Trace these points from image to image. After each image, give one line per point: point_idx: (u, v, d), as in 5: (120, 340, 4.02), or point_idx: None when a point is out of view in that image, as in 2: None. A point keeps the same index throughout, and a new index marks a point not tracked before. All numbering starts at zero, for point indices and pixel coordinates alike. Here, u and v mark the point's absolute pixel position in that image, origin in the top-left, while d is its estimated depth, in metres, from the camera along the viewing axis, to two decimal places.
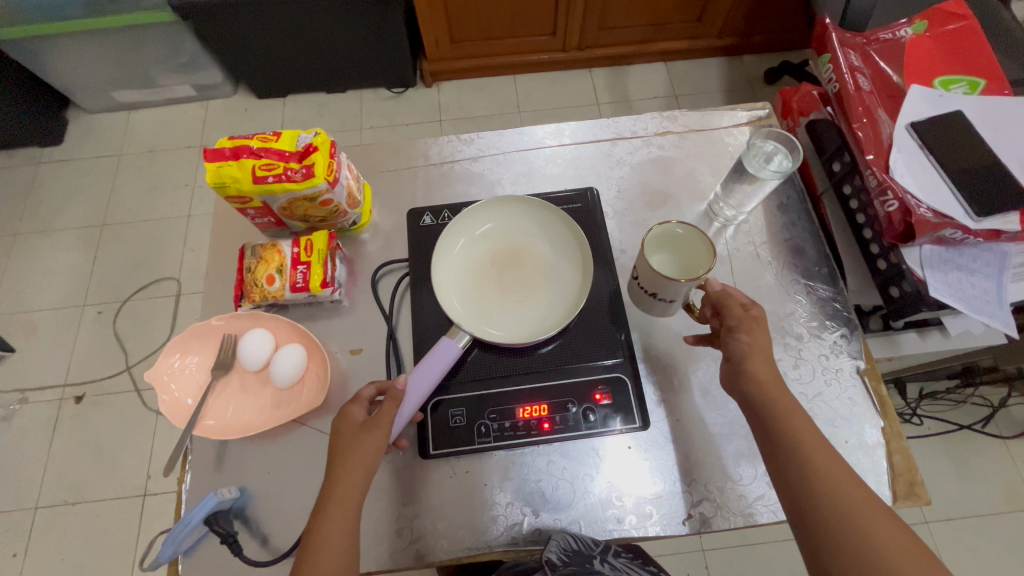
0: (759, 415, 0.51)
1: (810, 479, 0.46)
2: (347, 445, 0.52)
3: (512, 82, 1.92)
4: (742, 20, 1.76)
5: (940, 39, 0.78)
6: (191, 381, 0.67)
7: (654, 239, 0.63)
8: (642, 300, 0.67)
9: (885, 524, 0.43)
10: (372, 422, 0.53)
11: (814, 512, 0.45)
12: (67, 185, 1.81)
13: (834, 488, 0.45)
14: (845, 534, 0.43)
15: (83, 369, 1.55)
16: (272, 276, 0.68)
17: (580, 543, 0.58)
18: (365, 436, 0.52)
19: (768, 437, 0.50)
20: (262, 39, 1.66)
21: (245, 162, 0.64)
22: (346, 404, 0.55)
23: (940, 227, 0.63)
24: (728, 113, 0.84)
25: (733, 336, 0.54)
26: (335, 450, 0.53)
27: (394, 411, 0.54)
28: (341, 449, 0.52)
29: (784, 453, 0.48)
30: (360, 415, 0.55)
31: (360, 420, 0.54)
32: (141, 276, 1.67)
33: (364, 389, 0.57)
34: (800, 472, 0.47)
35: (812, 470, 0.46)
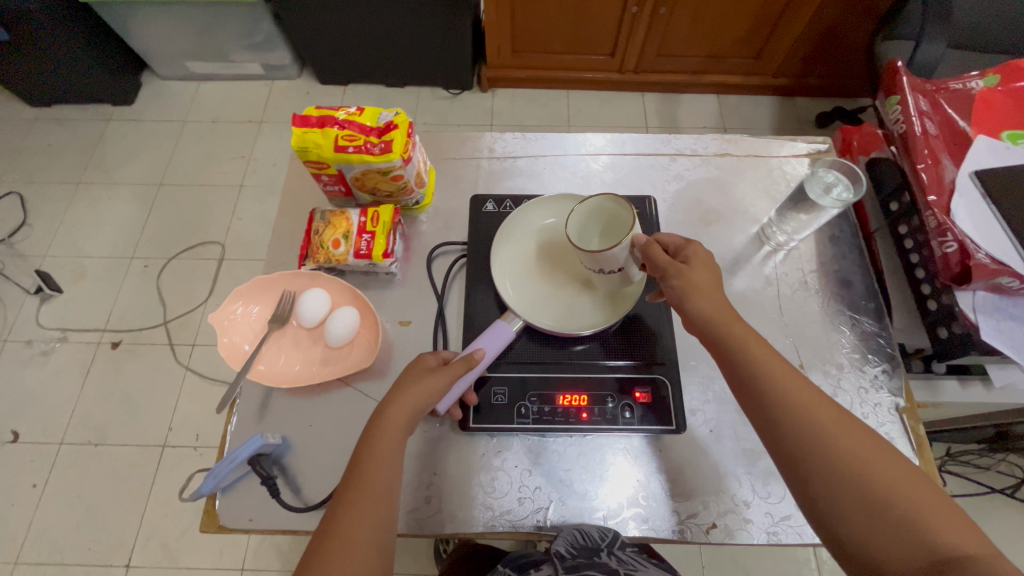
0: (750, 386, 0.50)
1: (813, 438, 0.46)
2: (416, 384, 0.55)
3: (565, 96, 1.97)
4: (800, 62, 1.78)
5: (1012, 93, 0.78)
6: (249, 329, 0.70)
7: (569, 223, 0.64)
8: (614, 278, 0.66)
9: (900, 479, 0.43)
10: (443, 370, 0.56)
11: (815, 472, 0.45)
12: (132, 143, 1.91)
13: (838, 443, 0.45)
14: (857, 491, 0.43)
15: (123, 317, 1.61)
16: (338, 240, 0.72)
17: (587, 537, 0.59)
18: (436, 379, 0.55)
19: (764, 403, 0.49)
20: (334, 28, 1.74)
21: (330, 131, 0.68)
22: (421, 353, 0.58)
23: (998, 273, 0.63)
24: (788, 143, 0.86)
25: (669, 285, 0.56)
26: (407, 381, 0.55)
27: (463, 369, 0.57)
28: (411, 381, 0.55)
29: (782, 415, 0.48)
30: (431, 362, 0.58)
31: (431, 366, 0.57)
32: (189, 236, 1.74)
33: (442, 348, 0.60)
34: (800, 434, 0.46)
35: (812, 429, 0.46)
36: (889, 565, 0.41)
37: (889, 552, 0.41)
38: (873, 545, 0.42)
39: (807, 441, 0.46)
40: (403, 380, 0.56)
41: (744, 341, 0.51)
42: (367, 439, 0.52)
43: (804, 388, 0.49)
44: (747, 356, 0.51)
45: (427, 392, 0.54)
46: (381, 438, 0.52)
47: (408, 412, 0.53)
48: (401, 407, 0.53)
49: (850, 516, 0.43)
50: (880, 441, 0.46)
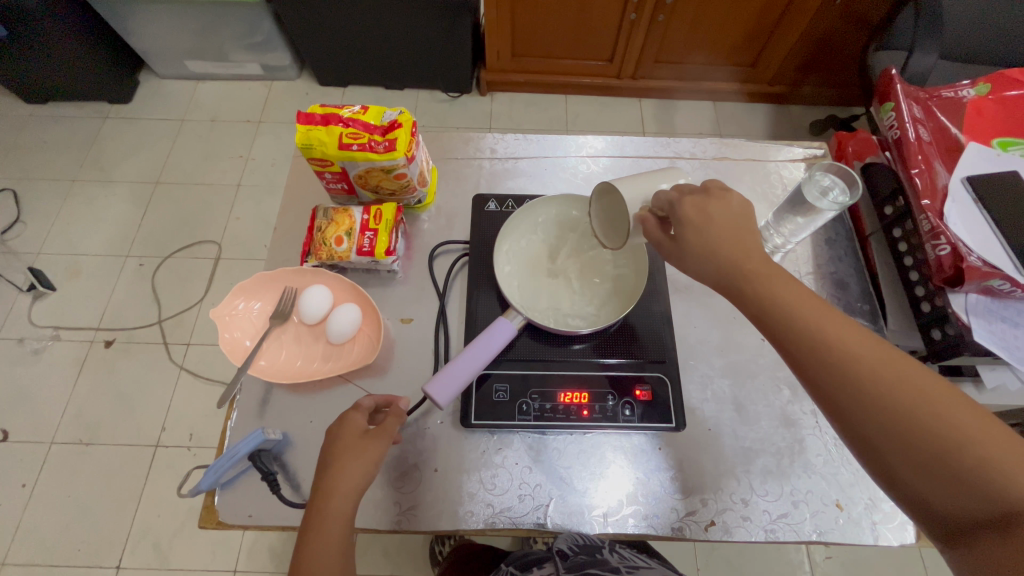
0: (792, 340, 0.46)
1: (862, 387, 0.42)
2: (347, 458, 0.54)
3: (563, 101, 1.98)
4: (795, 70, 1.81)
5: (1002, 102, 0.80)
6: (250, 325, 0.70)
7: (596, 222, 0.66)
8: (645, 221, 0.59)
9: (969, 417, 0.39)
10: (374, 433, 0.56)
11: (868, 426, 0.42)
12: (129, 141, 1.90)
13: (892, 389, 0.42)
14: (916, 441, 0.40)
15: (117, 316, 1.60)
16: (340, 238, 0.72)
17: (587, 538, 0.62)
18: (371, 447, 0.55)
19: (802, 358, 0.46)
20: (335, 30, 1.75)
21: (334, 128, 0.69)
22: (347, 411, 0.58)
23: (989, 275, 0.64)
24: (784, 148, 0.87)
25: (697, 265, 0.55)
26: (338, 455, 0.55)
27: (395, 424, 0.58)
28: (342, 457, 0.54)
29: (824, 365, 0.45)
30: (360, 422, 0.58)
31: (362, 429, 0.57)
32: (185, 235, 1.73)
33: (364, 400, 0.60)
34: (847, 383, 0.43)
35: (862, 379, 0.43)
36: (958, 515, 0.38)
37: (957, 500, 0.38)
38: (939, 494, 0.39)
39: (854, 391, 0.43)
40: (332, 455, 0.55)
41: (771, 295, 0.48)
42: (304, 537, 0.50)
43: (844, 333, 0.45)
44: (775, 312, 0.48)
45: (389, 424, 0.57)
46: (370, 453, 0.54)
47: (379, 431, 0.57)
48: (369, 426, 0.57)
49: (914, 465, 0.40)
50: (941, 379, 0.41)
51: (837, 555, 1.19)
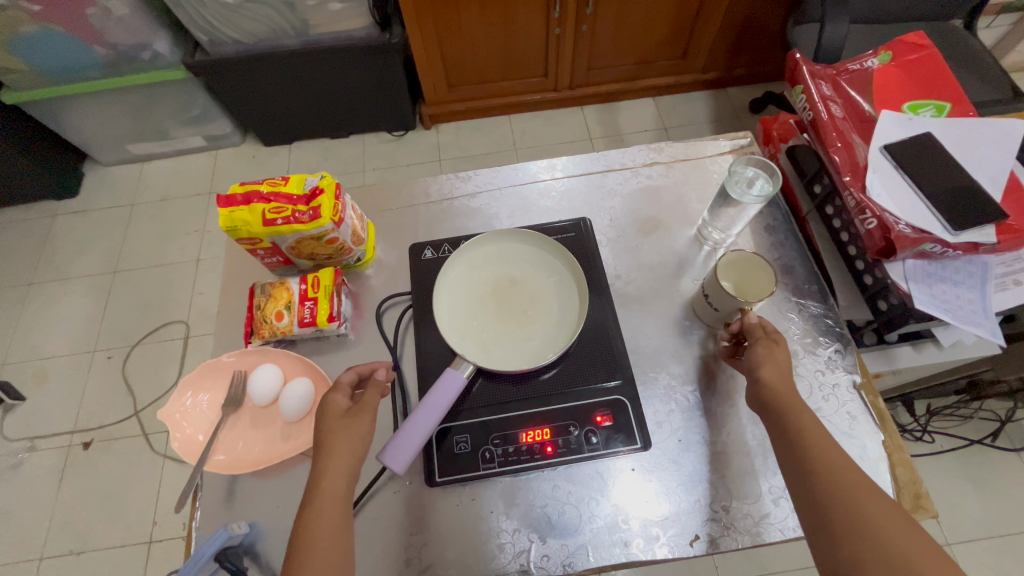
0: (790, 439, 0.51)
1: (837, 490, 0.45)
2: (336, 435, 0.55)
3: (507, 121, 2.00)
4: (725, 54, 1.85)
5: (906, 67, 0.82)
6: (202, 418, 0.68)
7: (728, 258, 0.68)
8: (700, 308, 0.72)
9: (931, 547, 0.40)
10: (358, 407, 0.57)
11: (837, 529, 0.44)
12: (82, 234, 1.88)
13: (864, 501, 0.44)
14: (870, 540, 0.42)
15: (92, 415, 1.56)
16: (280, 312, 0.71)
17: None
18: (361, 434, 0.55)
19: (797, 458, 0.49)
20: (269, 91, 1.75)
21: (256, 206, 0.69)
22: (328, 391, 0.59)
23: (920, 241, 0.65)
24: (711, 143, 0.88)
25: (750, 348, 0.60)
26: (327, 434, 0.55)
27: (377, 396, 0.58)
28: (330, 436, 0.55)
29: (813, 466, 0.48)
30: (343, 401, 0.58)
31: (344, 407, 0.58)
32: (150, 320, 1.70)
33: (344, 376, 0.61)
34: (824, 484, 0.46)
35: (840, 484, 0.46)
36: None
37: None
38: None
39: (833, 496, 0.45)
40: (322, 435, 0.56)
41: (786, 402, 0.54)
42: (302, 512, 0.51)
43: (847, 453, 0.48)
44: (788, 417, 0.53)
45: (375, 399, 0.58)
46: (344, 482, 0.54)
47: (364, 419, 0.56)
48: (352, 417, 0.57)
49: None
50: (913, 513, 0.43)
51: None
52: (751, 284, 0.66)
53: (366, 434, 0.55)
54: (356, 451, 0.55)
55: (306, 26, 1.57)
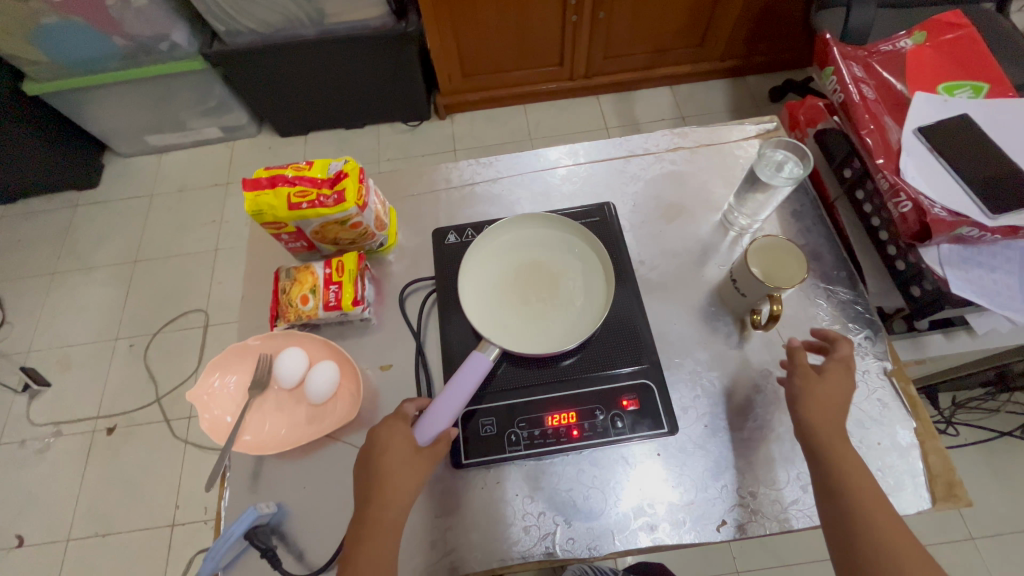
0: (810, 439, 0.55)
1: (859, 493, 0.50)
2: (399, 474, 0.55)
3: (522, 111, 1.99)
4: (744, 41, 1.81)
5: (940, 47, 0.80)
6: (229, 400, 0.69)
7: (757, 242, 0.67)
8: (729, 299, 0.71)
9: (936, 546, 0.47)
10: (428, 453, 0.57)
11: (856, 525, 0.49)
12: (103, 225, 1.91)
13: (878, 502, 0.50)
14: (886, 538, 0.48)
15: (115, 401, 1.59)
16: (306, 296, 0.71)
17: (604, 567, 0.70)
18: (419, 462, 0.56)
19: (825, 479, 0.53)
20: (286, 82, 1.76)
21: (281, 190, 0.69)
22: (395, 423, 0.58)
23: (957, 225, 0.63)
24: (736, 127, 0.86)
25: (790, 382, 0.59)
26: (388, 470, 0.55)
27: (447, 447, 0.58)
28: (393, 474, 0.55)
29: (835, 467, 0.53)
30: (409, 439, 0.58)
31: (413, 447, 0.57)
32: (170, 309, 1.73)
33: (408, 407, 0.60)
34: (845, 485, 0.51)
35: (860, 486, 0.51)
36: None
37: None
38: None
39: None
40: (386, 468, 0.55)
41: (840, 466, 0.52)
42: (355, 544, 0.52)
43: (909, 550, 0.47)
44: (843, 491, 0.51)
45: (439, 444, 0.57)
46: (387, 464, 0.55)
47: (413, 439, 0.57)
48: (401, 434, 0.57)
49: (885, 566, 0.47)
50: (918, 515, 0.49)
51: None
52: (779, 269, 0.64)
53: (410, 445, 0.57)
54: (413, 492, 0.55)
55: (323, 15, 1.57)
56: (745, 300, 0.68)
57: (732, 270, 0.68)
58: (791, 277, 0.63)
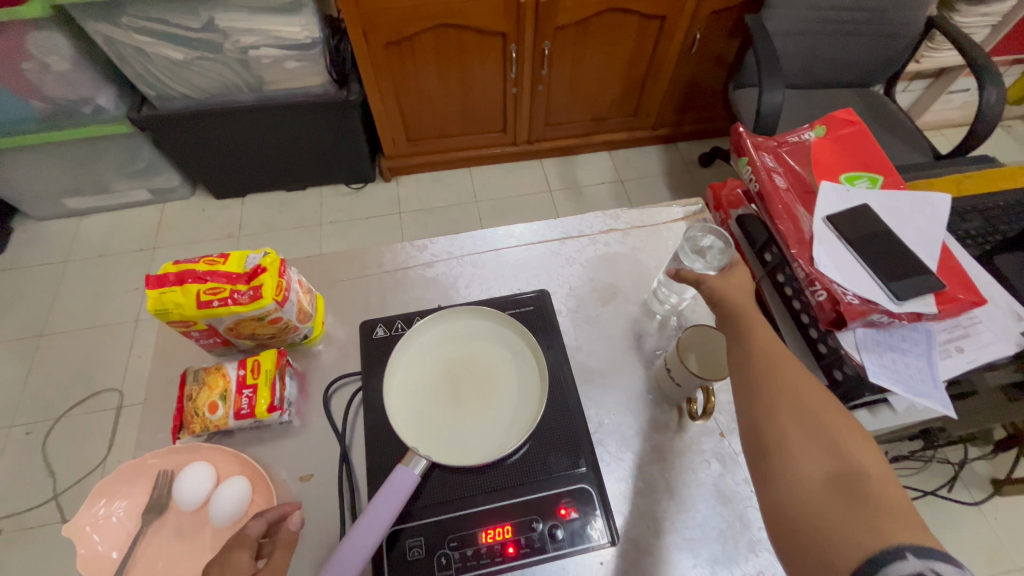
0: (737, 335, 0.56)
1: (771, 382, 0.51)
2: None
3: (468, 174, 2.02)
4: (673, 112, 1.95)
5: (840, 140, 0.87)
6: (117, 530, 0.60)
7: (692, 332, 0.69)
8: (663, 387, 0.70)
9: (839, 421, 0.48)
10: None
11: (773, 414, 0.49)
12: (5, 296, 1.72)
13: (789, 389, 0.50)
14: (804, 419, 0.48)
15: (2, 501, 1.38)
16: (214, 404, 0.65)
17: None
18: None
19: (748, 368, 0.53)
20: (220, 144, 1.70)
21: (190, 287, 0.64)
22: (228, 551, 0.51)
23: (868, 311, 0.66)
24: (664, 209, 0.90)
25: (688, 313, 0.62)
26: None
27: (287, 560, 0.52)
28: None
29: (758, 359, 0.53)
30: (247, 562, 0.51)
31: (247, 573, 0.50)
32: (78, 389, 1.55)
33: (251, 527, 0.53)
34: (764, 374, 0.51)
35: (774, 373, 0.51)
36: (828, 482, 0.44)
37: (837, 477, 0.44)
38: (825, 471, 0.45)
39: (796, 442, 0.47)
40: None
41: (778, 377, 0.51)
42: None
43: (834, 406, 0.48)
44: (777, 361, 0.52)
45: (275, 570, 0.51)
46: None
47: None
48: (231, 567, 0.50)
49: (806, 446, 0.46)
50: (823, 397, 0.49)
51: None
52: (710, 362, 0.67)
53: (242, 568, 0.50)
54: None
55: (261, 83, 1.55)
56: (680, 388, 0.67)
57: (667, 358, 0.68)
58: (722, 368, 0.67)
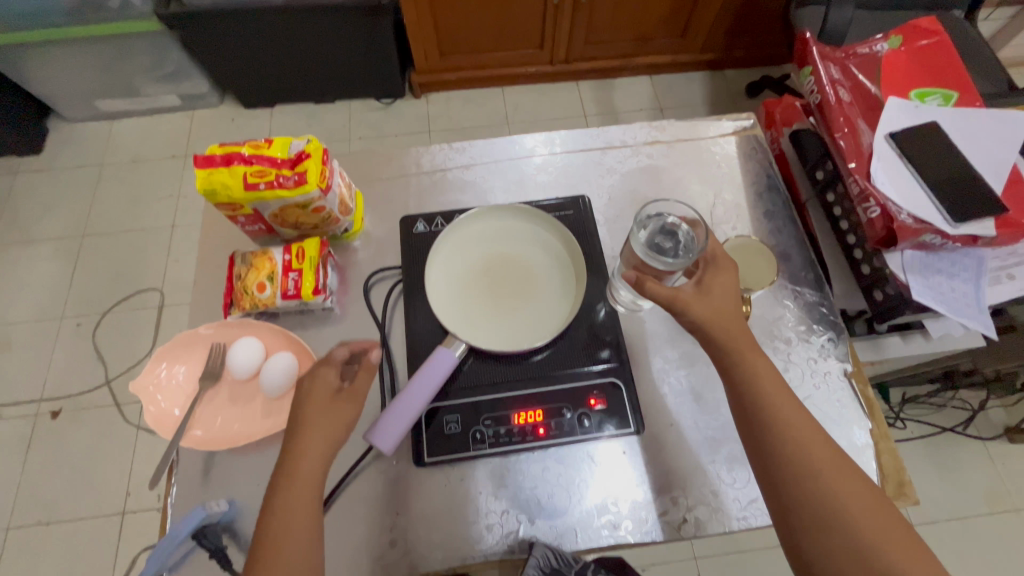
0: (753, 418, 0.51)
1: (804, 482, 0.48)
2: (316, 421, 0.52)
3: (500, 94, 1.94)
4: (724, 35, 1.81)
5: (915, 53, 0.81)
6: (177, 392, 0.65)
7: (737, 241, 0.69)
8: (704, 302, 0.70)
9: (879, 522, 0.46)
10: (348, 394, 0.54)
11: (810, 524, 0.47)
12: (46, 195, 1.77)
13: (829, 490, 0.47)
14: (843, 525, 0.46)
15: (60, 384, 1.50)
16: (262, 284, 0.67)
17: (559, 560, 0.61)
18: (343, 408, 0.53)
19: (769, 463, 0.50)
20: (249, 49, 1.65)
21: (236, 169, 0.64)
22: (318, 366, 0.55)
23: (922, 232, 0.64)
24: (714, 123, 0.85)
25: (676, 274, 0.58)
26: (307, 419, 0.52)
27: (368, 382, 0.55)
28: (306, 428, 0.52)
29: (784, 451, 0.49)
30: (332, 380, 0.55)
31: (334, 388, 0.54)
32: (122, 287, 1.63)
33: (337, 350, 0.57)
34: (796, 474, 0.48)
35: (806, 470, 0.48)
36: None
37: None
38: None
39: (837, 557, 0.45)
40: (302, 416, 0.52)
41: (809, 471, 0.48)
42: (274, 498, 0.49)
43: (871, 507, 0.46)
44: (804, 458, 0.49)
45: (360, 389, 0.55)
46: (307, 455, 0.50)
47: (327, 392, 0.54)
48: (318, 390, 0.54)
49: (845, 559, 0.45)
50: (861, 494, 0.47)
51: None
52: (753, 269, 0.67)
53: (332, 382, 0.55)
54: (337, 437, 0.52)
55: None
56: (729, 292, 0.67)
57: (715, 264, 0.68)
58: (767, 276, 0.66)
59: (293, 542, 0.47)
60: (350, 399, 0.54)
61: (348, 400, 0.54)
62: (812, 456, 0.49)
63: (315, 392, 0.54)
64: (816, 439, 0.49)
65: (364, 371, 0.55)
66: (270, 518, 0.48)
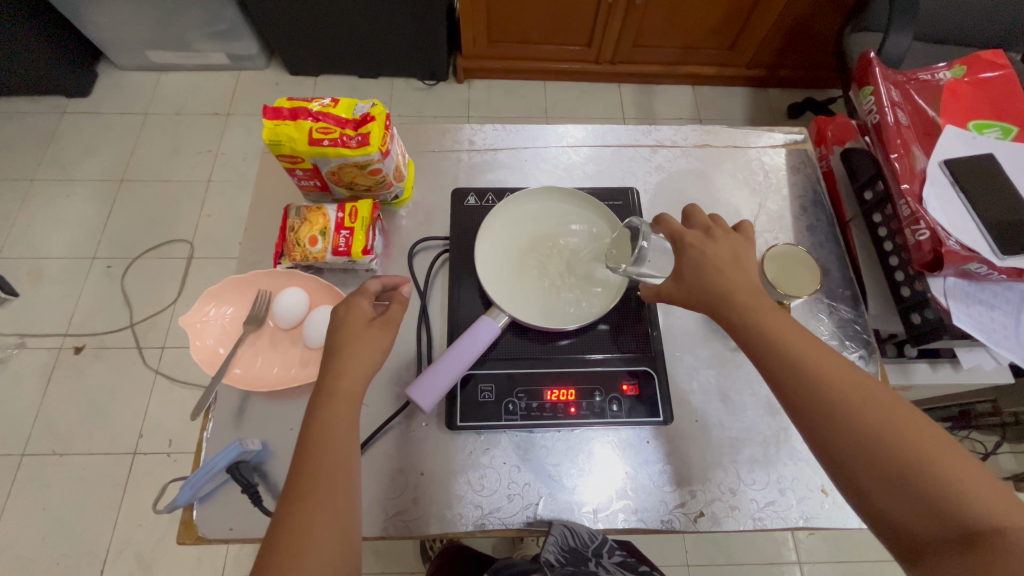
0: (766, 352, 0.51)
1: (828, 407, 0.46)
2: (354, 342, 0.55)
3: (541, 88, 1.95)
4: (773, 53, 1.81)
5: (977, 84, 0.81)
6: (223, 332, 0.68)
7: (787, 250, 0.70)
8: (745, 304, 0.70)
9: (916, 432, 0.44)
10: (381, 321, 0.57)
11: (845, 452, 0.45)
12: (90, 137, 1.81)
13: (855, 411, 0.46)
14: (877, 445, 0.44)
15: (85, 321, 1.53)
16: (314, 238, 0.69)
17: (576, 540, 0.59)
18: (377, 335, 0.56)
19: (789, 395, 0.49)
20: (303, 15, 1.68)
21: (303, 123, 0.65)
22: (353, 295, 0.58)
23: (968, 259, 0.65)
24: (766, 134, 0.86)
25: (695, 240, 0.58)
26: (345, 340, 0.55)
27: (401, 313, 0.58)
28: (351, 344, 0.54)
29: (805, 377, 0.48)
30: (366, 309, 0.58)
31: (368, 317, 0.57)
32: (154, 234, 1.67)
33: (370, 284, 0.60)
34: (819, 401, 0.47)
35: (826, 394, 0.47)
36: (924, 523, 0.42)
37: (927, 513, 0.41)
38: (911, 506, 0.42)
39: (876, 483, 0.44)
40: (340, 338, 0.55)
41: (831, 393, 0.47)
42: (316, 409, 0.51)
43: (903, 418, 0.45)
44: (824, 382, 0.47)
45: (391, 322, 0.57)
46: (353, 372, 0.53)
47: (361, 320, 0.56)
48: (353, 322, 0.56)
49: (885, 482, 0.43)
50: (889, 407, 0.45)
51: (820, 533, 1.22)
52: (792, 280, 0.67)
53: (366, 311, 0.57)
54: (373, 360, 0.55)
55: None
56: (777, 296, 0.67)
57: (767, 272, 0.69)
58: (807, 289, 0.66)
59: (331, 450, 0.48)
60: (383, 326, 0.57)
61: (381, 331, 0.57)
62: (860, 410, 0.46)
63: (352, 318, 0.56)
64: (859, 391, 0.46)
65: (396, 303, 0.58)
66: (310, 429, 0.50)
